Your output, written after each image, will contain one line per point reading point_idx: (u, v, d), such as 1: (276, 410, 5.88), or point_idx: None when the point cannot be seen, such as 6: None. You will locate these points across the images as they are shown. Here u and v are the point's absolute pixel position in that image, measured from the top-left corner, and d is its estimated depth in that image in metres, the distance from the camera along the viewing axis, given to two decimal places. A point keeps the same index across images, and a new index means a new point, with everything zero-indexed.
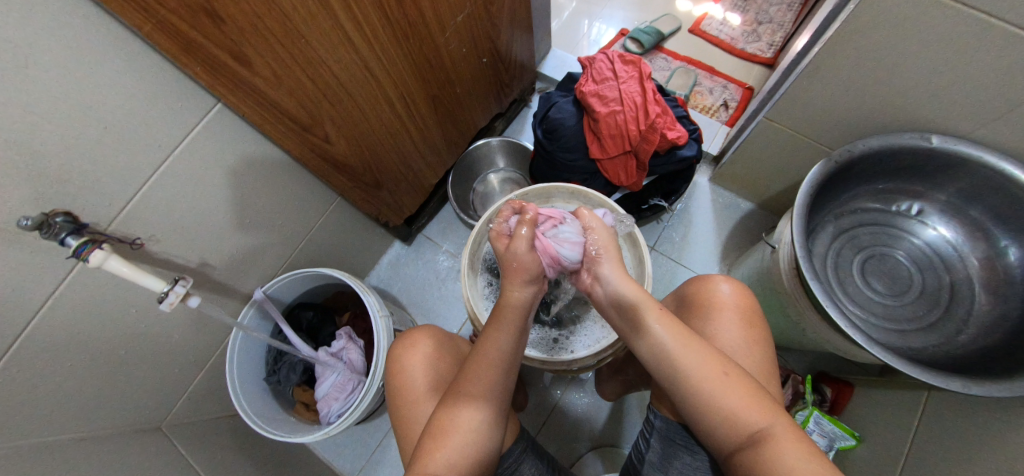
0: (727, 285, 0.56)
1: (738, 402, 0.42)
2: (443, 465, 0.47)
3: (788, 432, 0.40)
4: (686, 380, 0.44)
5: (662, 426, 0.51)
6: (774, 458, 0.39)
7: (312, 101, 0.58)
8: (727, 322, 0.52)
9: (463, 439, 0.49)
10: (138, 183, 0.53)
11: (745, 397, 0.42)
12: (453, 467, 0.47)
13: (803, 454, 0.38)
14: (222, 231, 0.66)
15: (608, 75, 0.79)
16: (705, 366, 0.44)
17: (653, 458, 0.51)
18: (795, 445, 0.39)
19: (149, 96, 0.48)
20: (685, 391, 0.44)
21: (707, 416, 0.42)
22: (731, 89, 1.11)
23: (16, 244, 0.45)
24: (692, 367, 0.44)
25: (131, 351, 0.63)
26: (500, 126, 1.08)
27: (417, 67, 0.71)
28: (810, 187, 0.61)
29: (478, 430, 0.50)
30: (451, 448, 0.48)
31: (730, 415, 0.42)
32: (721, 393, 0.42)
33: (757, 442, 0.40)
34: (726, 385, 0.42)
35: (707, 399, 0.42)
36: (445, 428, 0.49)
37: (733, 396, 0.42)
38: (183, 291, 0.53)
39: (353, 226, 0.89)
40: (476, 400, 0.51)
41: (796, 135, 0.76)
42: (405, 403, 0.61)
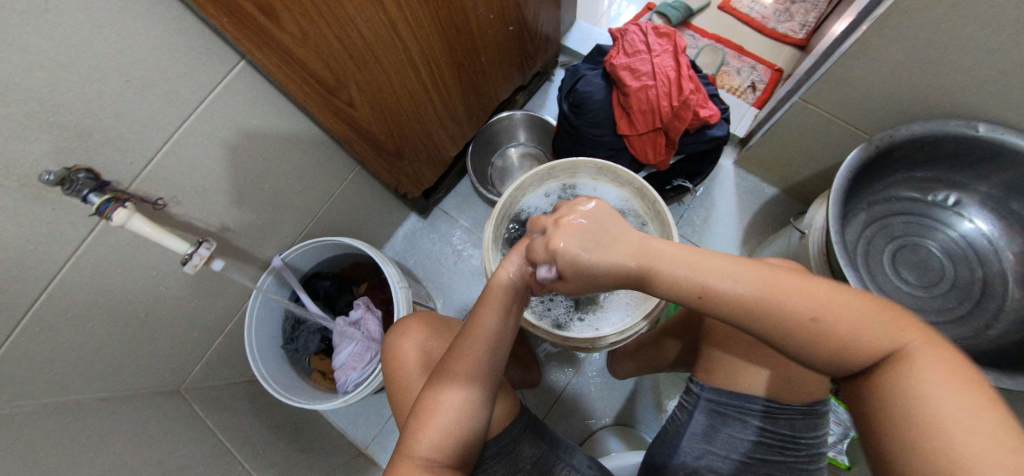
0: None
1: (848, 327, 0.33)
2: (429, 446, 0.48)
3: (929, 342, 0.32)
4: (780, 322, 0.34)
5: (713, 398, 0.50)
6: (917, 383, 0.31)
7: (336, 62, 0.56)
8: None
9: (445, 421, 0.49)
10: (160, 142, 0.51)
11: (860, 317, 0.33)
12: (438, 447, 0.48)
13: (948, 367, 0.31)
14: (242, 195, 0.65)
15: (640, 47, 0.75)
16: (801, 294, 0.34)
17: (696, 432, 0.50)
18: (937, 360, 0.31)
19: (172, 49, 0.46)
20: (781, 337, 0.35)
21: (815, 354, 0.34)
22: (760, 70, 1.06)
23: (36, 199, 0.43)
24: (780, 303, 0.34)
25: (153, 315, 0.63)
26: (521, 100, 1.04)
27: (443, 31, 0.68)
28: (848, 173, 0.60)
29: (460, 410, 0.50)
30: (434, 429, 0.49)
31: (842, 349, 0.33)
32: (823, 322, 0.33)
33: (887, 366, 0.32)
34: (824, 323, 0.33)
35: (810, 336, 0.34)
36: (429, 411, 0.50)
37: (842, 319, 0.33)
38: (208, 254, 0.52)
39: (370, 196, 0.88)
40: (456, 381, 0.51)
41: (832, 118, 0.73)
42: (397, 385, 0.59)
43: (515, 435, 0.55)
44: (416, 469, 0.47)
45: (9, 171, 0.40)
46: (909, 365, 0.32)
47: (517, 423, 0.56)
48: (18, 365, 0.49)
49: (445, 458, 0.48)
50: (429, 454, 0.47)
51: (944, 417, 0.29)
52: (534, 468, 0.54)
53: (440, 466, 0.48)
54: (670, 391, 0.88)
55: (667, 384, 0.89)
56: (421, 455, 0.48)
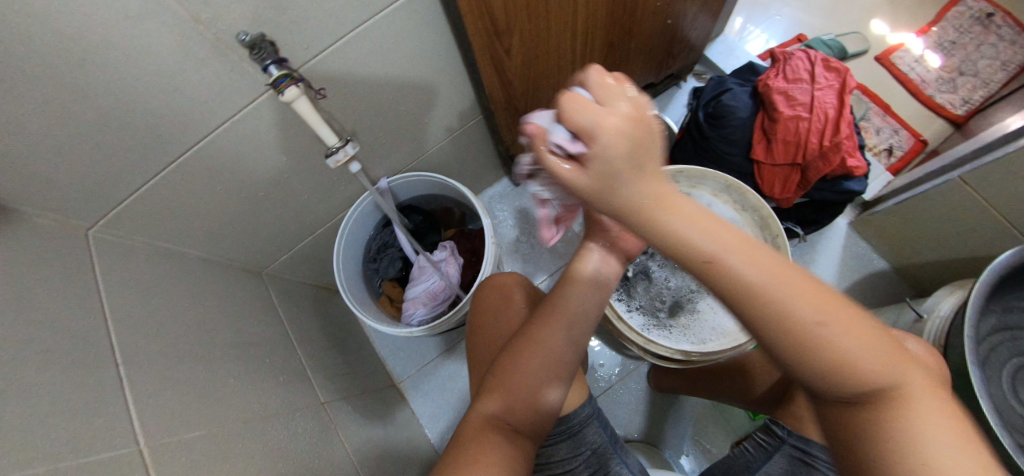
0: (915, 343, 0.51)
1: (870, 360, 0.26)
2: (501, 403, 0.49)
3: (923, 390, 0.27)
4: (781, 322, 0.25)
5: (797, 446, 0.49)
6: (917, 444, 0.26)
7: (516, 4, 0.55)
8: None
9: (517, 390, 0.50)
10: (335, 37, 0.52)
11: (865, 344, 0.26)
12: (508, 412, 0.49)
13: (955, 430, 0.26)
14: (378, 110, 0.66)
15: (803, 76, 0.71)
16: (790, 303, 0.25)
17: (771, 472, 0.50)
18: (951, 426, 0.26)
19: None
20: (765, 336, 0.26)
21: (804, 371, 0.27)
22: (902, 135, 0.98)
23: (225, 58, 0.45)
24: (781, 300, 0.25)
25: (266, 198, 0.65)
26: (645, 96, 1.01)
27: (615, 4, 0.65)
28: (997, 270, 0.56)
29: (536, 380, 0.50)
30: (509, 391, 0.50)
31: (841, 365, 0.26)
32: (854, 350, 0.25)
33: (885, 401, 0.27)
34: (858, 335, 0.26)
35: (834, 364, 0.26)
36: (503, 374, 0.51)
37: (872, 353, 0.26)
38: (351, 154, 0.52)
39: (477, 148, 0.88)
40: (531, 353, 0.51)
41: (990, 209, 0.67)
42: (478, 339, 0.60)
43: (583, 419, 0.55)
44: (485, 426, 0.48)
45: (214, 25, 0.41)
46: (904, 411, 0.26)
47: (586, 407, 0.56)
48: None
49: (514, 423, 0.49)
50: (501, 415, 0.48)
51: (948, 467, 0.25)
52: (591, 454, 0.54)
53: (509, 429, 0.48)
54: (709, 428, 0.86)
55: (707, 421, 0.86)
56: (490, 413, 0.49)
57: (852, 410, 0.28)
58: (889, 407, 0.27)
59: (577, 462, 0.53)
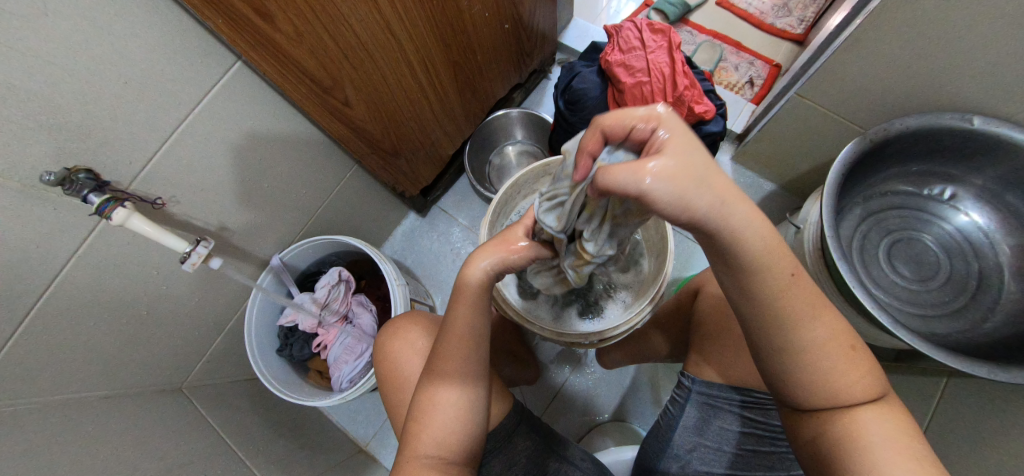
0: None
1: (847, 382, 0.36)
2: (433, 445, 0.46)
3: (890, 416, 0.36)
4: (803, 356, 0.36)
5: (704, 392, 0.53)
6: (868, 455, 0.35)
7: (332, 60, 0.56)
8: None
9: (446, 421, 0.47)
10: (159, 143, 0.52)
11: (852, 375, 0.36)
12: (443, 445, 0.46)
13: (906, 447, 0.35)
14: (242, 195, 0.66)
15: (635, 44, 0.76)
16: (812, 335, 0.36)
17: (688, 425, 0.53)
18: (908, 454, 0.34)
19: (172, 50, 0.47)
20: (795, 349, 0.36)
21: (802, 385, 0.37)
22: (757, 66, 1.06)
23: (40, 200, 0.45)
24: (814, 339, 0.36)
25: (153, 313, 0.64)
26: (518, 97, 1.06)
27: (439, 30, 0.69)
28: (842, 165, 0.60)
29: (458, 409, 0.48)
30: (435, 430, 0.47)
31: (836, 389, 0.36)
32: (839, 376, 0.36)
33: (857, 419, 0.36)
34: (849, 360, 0.36)
35: (832, 388, 0.36)
36: (429, 405, 0.48)
37: (854, 384, 0.36)
38: (206, 252, 0.53)
39: (368, 193, 0.90)
40: (453, 378, 0.48)
41: (827, 113, 0.74)
42: (394, 389, 0.59)
43: (511, 428, 0.55)
44: (424, 469, 0.45)
45: (13, 173, 0.41)
46: (867, 438, 0.35)
47: (512, 414, 0.56)
48: (19, 364, 0.50)
49: (450, 454, 0.47)
50: (436, 452, 0.46)
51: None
52: (528, 460, 0.55)
53: (448, 465, 0.46)
54: (668, 387, 0.89)
55: (665, 379, 0.89)
56: (428, 454, 0.46)
57: (831, 432, 0.37)
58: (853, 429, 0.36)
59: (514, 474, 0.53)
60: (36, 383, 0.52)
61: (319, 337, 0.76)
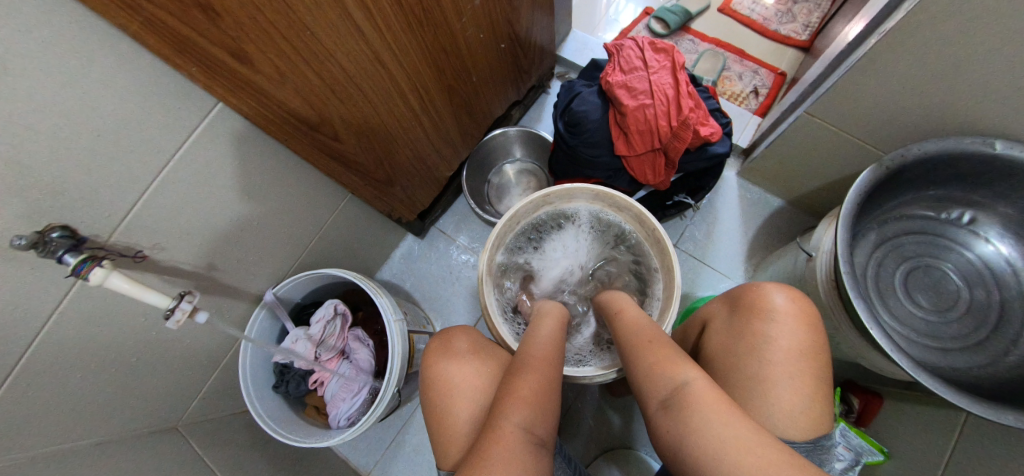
0: (780, 294, 0.56)
1: (668, 363, 0.49)
2: (529, 422, 0.46)
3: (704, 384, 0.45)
4: (639, 348, 0.53)
5: None
6: (688, 409, 0.44)
7: (317, 96, 0.54)
8: (784, 327, 0.53)
9: (539, 403, 0.48)
10: (139, 191, 0.49)
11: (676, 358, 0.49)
12: (537, 426, 0.46)
13: (719, 405, 0.43)
14: (232, 234, 0.64)
15: (637, 64, 0.72)
16: (642, 337, 0.54)
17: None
18: (725, 411, 0.42)
19: (150, 96, 0.44)
20: (631, 353, 0.54)
21: (640, 378, 0.51)
22: (762, 74, 1.03)
23: (13, 262, 0.42)
24: (641, 339, 0.54)
25: (144, 359, 0.62)
26: (517, 114, 1.03)
27: (431, 57, 0.66)
28: (857, 195, 0.57)
29: (549, 396, 0.50)
30: (534, 407, 0.47)
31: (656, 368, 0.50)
32: (658, 358, 0.50)
33: (683, 394, 0.45)
34: (665, 352, 0.51)
35: (655, 372, 0.49)
36: (513, 391, 0.48)
37: (682, 365, 0.48)
38: (191, 308, 0.50)
39: (363, 219, 0.87)
40: (536, 372, 0.51)
41: (839, 132, 0.71)
42: (438, 394, 0.57)
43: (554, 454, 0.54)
44: (520, 445, 0.44)
45: None
46: (692, 398, 0.44)
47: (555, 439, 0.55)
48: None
49: (540, 438, 0.46)
50: (529, 430, 0.45)
51: (717, 433, 0.41)
52: None
53: (537, 444, 0.45)
54: None
55: None
56: (516, 427, 0.45)
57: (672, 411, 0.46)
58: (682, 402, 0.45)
59: None
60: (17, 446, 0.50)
61: (314, 374, 0.73)
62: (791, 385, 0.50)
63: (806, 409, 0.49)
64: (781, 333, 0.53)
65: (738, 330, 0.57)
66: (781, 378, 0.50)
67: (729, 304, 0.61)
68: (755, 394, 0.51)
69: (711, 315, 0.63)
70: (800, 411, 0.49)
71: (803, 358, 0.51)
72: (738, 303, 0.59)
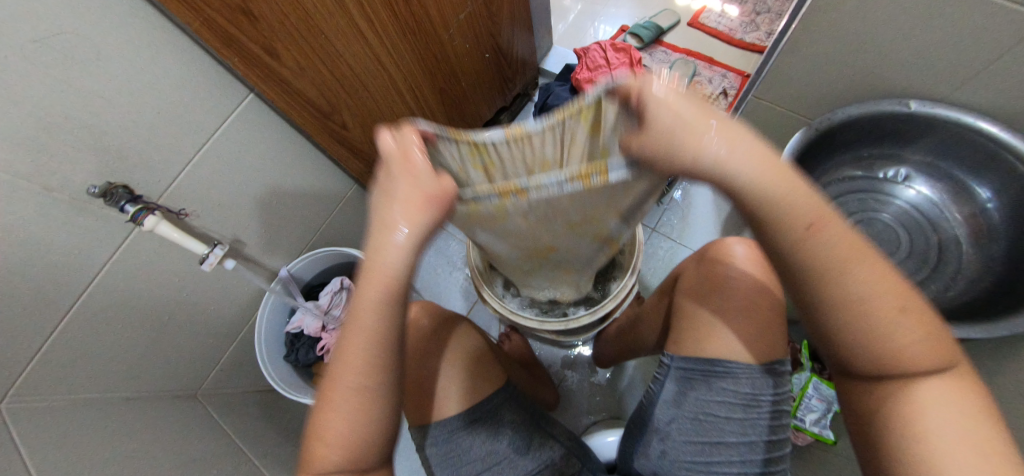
0: (740, 244, 0.58)
1: (907, 347, 0.31)
2: (336, 437, 0.36)
3: (964, 376, 0.33)
4: (852, 308, 0.31)
5: (681, 367, 0.56)
6: (923, 413, 0.32)
7: (329, 87, 0.66)
8: (743, 272, 0.55)
9: (345, 407, 0.36)
10: (184, 164, 0.61)
11: (915, 332, 0.31)
12: (349, 446, 0.37)
13: (970, 415, 0.32)
14: (255, 210, 0.75)
15: (601, 62, 0.85)
16: (861, 291, 0.30)
17: (669, 399, 0.56)
18: (967, 409, 0.32)
19: (197, 84, 0.57)
20: (828, 307, 0.32)
21: (854, 350, 0.33)
22: (730, 78, 1.14)
23: (85, 211, 0.53)
24: (852, 277, 0.30)
25: (175, 319, 0.71)
26: (506, 119, 1.16)
27: (424, 62, 0.79)
28: (792, 153, 0.65)
29: (355, 408, 0.36)
30: (335, 414, 0.36)
31: (895, 351, 0.32)
32: (893, 325, 0.31)
33: (918, 379, 0.33)
34: (906, 314, 0.31)
35: (895, 360, 0.32)
36: (325, 400, 0.37)
37: (918, 346, 0.32)
38: (221, 255, 0.60)
39: (368, 210, 0.98)
40: (342, 369, 0.35)
41: (783, 111, 0.80)
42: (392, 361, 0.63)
43: (499, 401, 0.59)
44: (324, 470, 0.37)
45: (66, 188, 0.51)
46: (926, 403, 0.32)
47: (501, 390, 0.60)
48: (53, 361, 0.56)
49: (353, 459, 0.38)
50: (339, 452, 0.36)
51: (933, 446, 0.31)
52: (512, 434, 0.57)
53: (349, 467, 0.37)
54: None
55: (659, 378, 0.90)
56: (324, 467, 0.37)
57: (885, 383, 0.34)
58: (907, 384, 0.33)
59: (498, 444, 0.56)
60: (67, 380, 0.59)
61: (323, 340, 0.82)
62: (743, 320, 0.53)
63: (756, 340, 0.52)
64: (738, 276, 0.55)
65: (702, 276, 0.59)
66: (738, 313, 0.53)
67: (697, 257, 0.63)
68: (706, 329, 0.55)
69: (681, 270, 0.66)
70: (756, 340, 0.52)
71: (761, 296, 0.54)
72: (704, 254, 0.61)
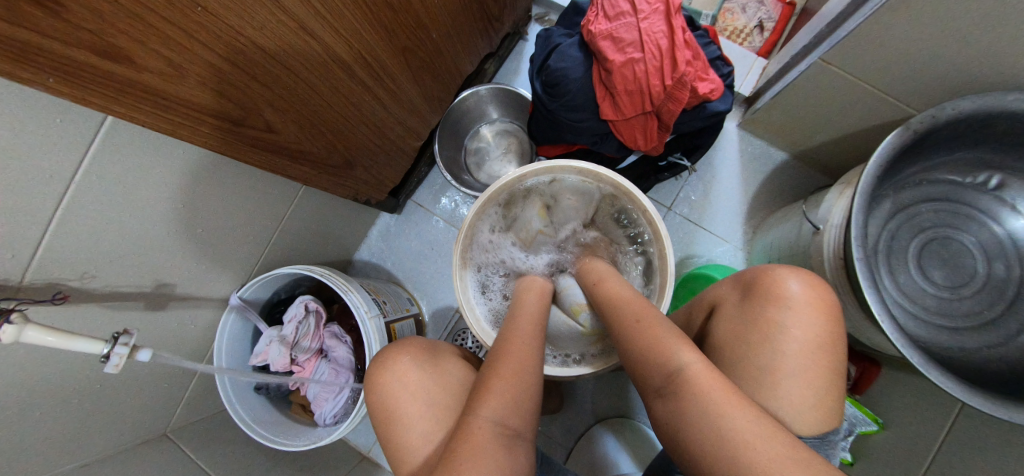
0: (795, 280, 0.51)
1: (662, 343, 0.46)
2: (497, 412, 0.43)
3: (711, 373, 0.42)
4: (628, 325, 0.51)
5: None
6: (700, 394, 0.40)
7: (235, 87, 0.45)
8: (800, 319, 0.48)
9: (502, 397, 0.44)
10: (43, 225, 0.41)
11: (665, 335, 0.47)
12: (510, 414, 0.43)
13: (726, 393, 0.40)
14: (182, 246, 0.58)
15: (624, 8, 0.61)
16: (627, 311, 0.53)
17: None
18: (727, 393, 0.40)
19: (23, 115, 0.34)
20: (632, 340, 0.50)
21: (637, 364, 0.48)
22: (768, 4, 0.87)
23: None
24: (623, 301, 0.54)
25: (109, 384, 0.58)
26: (491, 67, 0.92)
27: (377, 19, 0.55)
28: (879, 164, 0.50)
29: (516, 379, 0.46)
30: (495, 400, 0.44)
31: (657, 351, 0.46)
32: (652, 330, 0.48)
33: (685, 378, 0.42)
34: (647, 322, 0.50)
35: (648, 355, 0.47)
36: (484, 393, 0.45)
37: (675, 342, 0.46)
38: (128, 351, 0.45)
39: (328, 203, 0.81)
40: (502, 382, 0.46)
41: (856, 82, 0.62)
42: (392, 428, 0.56)
43: None
44: (489, 435, 0.41)
45: None
46: (693, 383, 0.41)
47: None
48: None
49: (514, 426, 0.43)
50: (500, 420, 0.42)
51: (731, 426, 0.37)
52: None
53: (511, 435, 0.42)
54: None
55: None
56: (488, 421, 0.42)
57: (670, 399, 0.43)
58: (684, 382, 0.42)
59: None
60: None
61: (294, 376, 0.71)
62: (803, 383, 0.46)
63: (817, 405, 0.46)
64: (796, 324, 0.48)
65: (751, 319, 0.51)
66: (791, 368, 0.47)
67: (740, 288, 0.55)
68: (761, 389, 0.48)
69: (721, 299, 0.58)
70: (810, 405, 0.46)
71: (818, 349, 0.47)
72: (752, 289, 0.53)
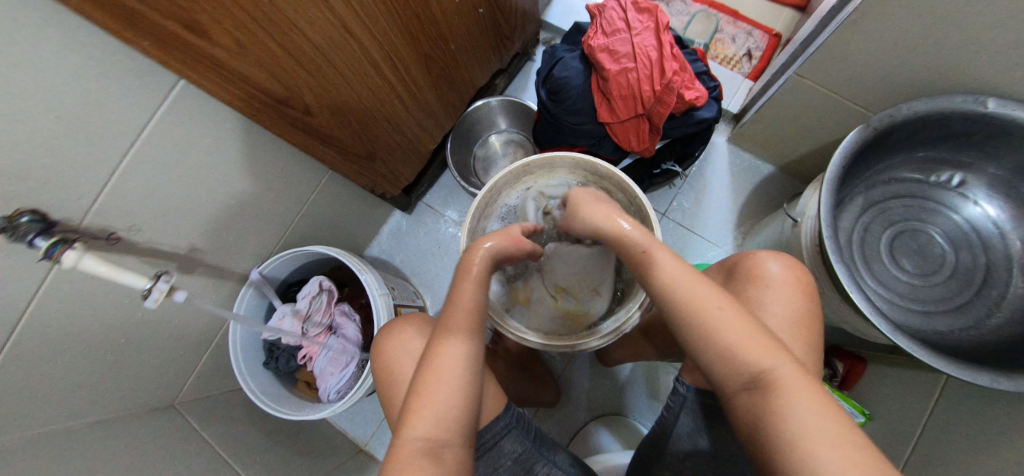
0: (775, 262, 0.55)
1: (750, 340, 0.39)
2: (427, 424, 0.40)
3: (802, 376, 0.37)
4: (693, 307, 0.42)
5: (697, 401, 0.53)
6: (785, 405, 0.35)
7: (285, 70, 0.53)
8: (779, 296, 0.52)
9: (440, 399, 0.41)
10: (110, 171, 0.47)
11: (746, 331, 0.39)
12: (440, 422, 0.40)
13: (820, 401, 0.35)
14: (216, 214, 0.64)
15: (619, 26, 0.70)
16: (681, 291, 0.44)
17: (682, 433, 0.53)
18: (816, 400, 0.35)
19: (112, 72, 0.42)
20: (696, 325, 0.41)
21: (709, 358, 0.40)
22: (756, 36, 0.98)
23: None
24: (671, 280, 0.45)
25: (134, 341, 0.62)
26: (501, 83, 1.02)
27: (407, 27, 0.65)
28: (845, 156, 0.56)
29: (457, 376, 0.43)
30: (431, 406, 0.41)
31: (732, 346, 0.39)
32: (723, 316, 0.40)
33: (778, 387, 0.36)
34: (727, 312, 0.41)
35: (733, 353, 0.39)
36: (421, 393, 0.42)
37: (747, 338, 0.39)
38: (168, 287, 0.49)
39: (346, 194, 0.87)
40: (437, 388, 0.42)
41: (828, 94, 0.69)
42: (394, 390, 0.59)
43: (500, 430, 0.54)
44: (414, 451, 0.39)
45: None
46: (785, 390, 0.36)
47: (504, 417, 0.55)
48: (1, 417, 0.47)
49: (444, 434, 0.40)
50: (424, 435, 0.39)
51: (825, 440, 0.32)
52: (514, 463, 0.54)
53: (440, 444, 0.39)
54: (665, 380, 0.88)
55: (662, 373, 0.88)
56: (414, 437, 0.39)
57: (756, 401, 0.37)
58: (773, 387, 0.36)
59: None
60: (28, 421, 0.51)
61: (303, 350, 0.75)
62: None
63: None
64: (776, 300, 0.52)
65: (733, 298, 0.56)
66: None
67: (725, 272, 0.60)
68: None
69: None
70: None
71: (796, 325, 0.51)
72: (735, 271, 0.58)
